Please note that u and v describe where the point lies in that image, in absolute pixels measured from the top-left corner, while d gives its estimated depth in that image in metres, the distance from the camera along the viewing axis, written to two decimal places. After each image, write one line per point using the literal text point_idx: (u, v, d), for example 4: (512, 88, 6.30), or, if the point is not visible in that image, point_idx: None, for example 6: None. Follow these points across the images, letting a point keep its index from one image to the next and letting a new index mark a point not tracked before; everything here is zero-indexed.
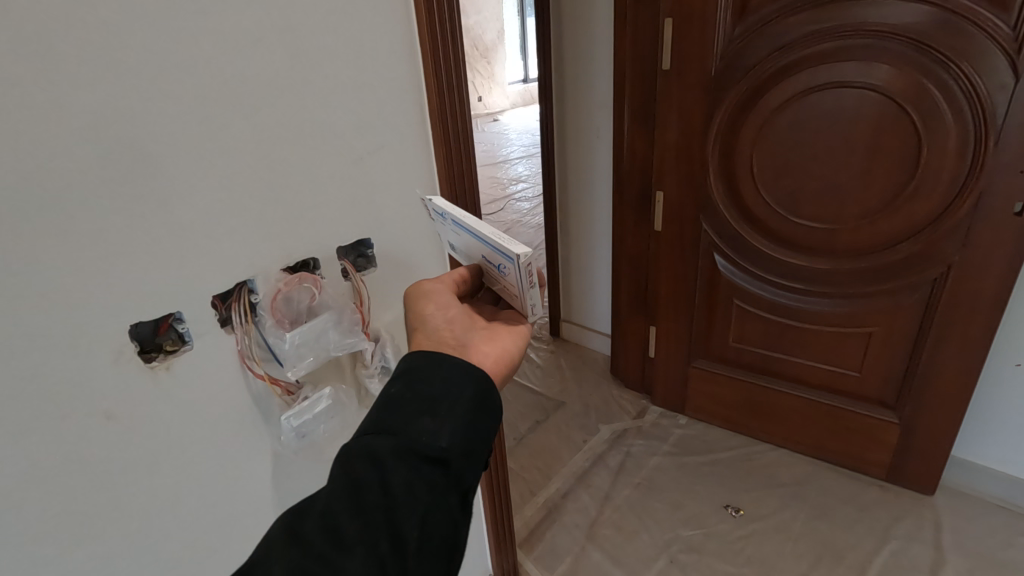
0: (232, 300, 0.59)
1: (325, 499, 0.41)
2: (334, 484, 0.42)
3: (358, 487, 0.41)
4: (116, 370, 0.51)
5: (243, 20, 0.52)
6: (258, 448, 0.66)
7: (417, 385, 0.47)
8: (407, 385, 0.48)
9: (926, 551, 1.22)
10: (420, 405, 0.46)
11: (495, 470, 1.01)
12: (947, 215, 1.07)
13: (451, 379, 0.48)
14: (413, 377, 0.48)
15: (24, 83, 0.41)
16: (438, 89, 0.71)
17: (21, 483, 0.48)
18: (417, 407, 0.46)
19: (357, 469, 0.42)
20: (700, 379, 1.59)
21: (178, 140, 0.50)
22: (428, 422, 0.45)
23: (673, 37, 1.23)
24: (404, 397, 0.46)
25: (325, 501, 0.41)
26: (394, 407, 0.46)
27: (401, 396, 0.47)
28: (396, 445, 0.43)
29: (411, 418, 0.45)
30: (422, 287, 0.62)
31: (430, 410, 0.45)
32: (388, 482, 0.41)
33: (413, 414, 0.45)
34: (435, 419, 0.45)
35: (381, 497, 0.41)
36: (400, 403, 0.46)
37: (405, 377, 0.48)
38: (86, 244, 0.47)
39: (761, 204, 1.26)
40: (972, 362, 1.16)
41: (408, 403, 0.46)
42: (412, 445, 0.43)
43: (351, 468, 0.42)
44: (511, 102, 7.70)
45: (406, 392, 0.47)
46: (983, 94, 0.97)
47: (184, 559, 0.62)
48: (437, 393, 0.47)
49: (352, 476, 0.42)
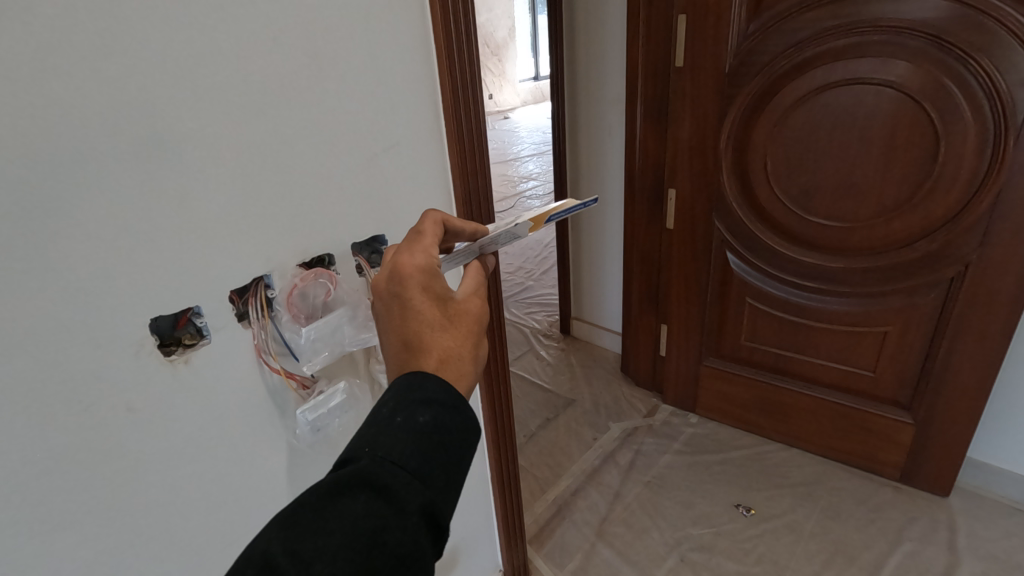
0: (249, 294, 0.60)
1: (341, 536, 0.38)
2: (352, 521, 0.38)
3: (375, 536, 0.38)
4: (138, 363, 0.52)
5: (263, 21, 0.53)
6: (273, 442, 0.67)
7: (445, 430, 0.44)
8: (434, 421, 0.44)
9: (940, 553, 1.20)
10: (443, 457, 0.44)
11: (507, 465, 1.03)
12: (967, 213, 1.05)
13: (469, 430, 0.47)
14: (441, 415, 0.45)
15: (49, 79, 0.42)
16: (452, 91, 0.72)
17: (47, 473, 0.49)
18: (440, 456, 0.43)
19: (377, 517, 0.39)
20: (711, 379, 1.58)
21: (197, 136, 0.51)
22: (447, 484, 0.44)
23: (687, 34, 1.23)
24: (430, 438, 0.43)
25: (340, 536, 0.38)
26: (420, 447, 0.43)
27: (428, 435, 0.43)
28: (422, 502, 0.41)
29: (433, 471, 0.43)
30: (478, 299, 0.54)
31: (449, 465, 0.44)
32: (404, 544, 0.39)
33: (436, 467, 0.43)
34: (450, 479, 0.44)
35: (394, 556, 0.39)
36: (426, 444, 0.43)
37: (434, 408, 0.45)
38: (109, 238, 0.48)
39: (777, 203, 1.25)
40: (989, 363, 1.14)
41: (436, 452, 0.43)
42: (430, 508, 0.42)
43: (372, 511, 0.39)
44: (522, 99, 7.72)
45: (433, 434, 0.44)
46: (1003, 91, 0.95)
47: (201, 549, 0.63)
48: (458, 447, 0.45)
49: (373, 520, 0.39)
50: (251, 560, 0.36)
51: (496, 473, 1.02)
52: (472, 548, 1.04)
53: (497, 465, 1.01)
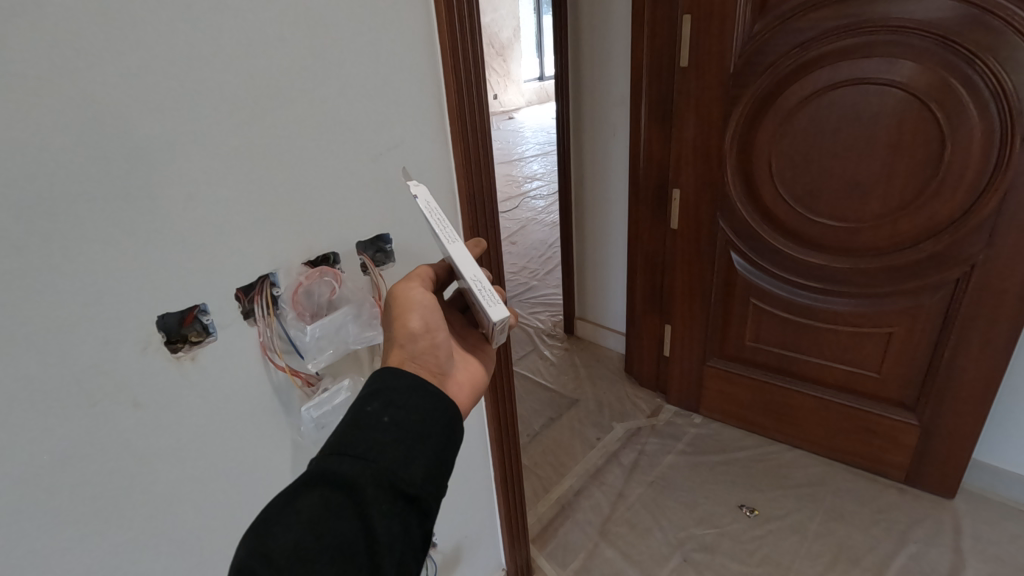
0: (254, 292, 0.60)
1: (303, 529, 0.42)
2: (312, 510, 0.43)
3: (339, 518, 0.43)
4: (144, 360, 0.53)
5: (269, 20, 0.54)
6: (278, 438, 0.68)
7: (395, 410, 0.49)
8: (383, 406, 0.50)
9: (945, 555, 1.20)
10: (396, 434, 0.48)
11: (510, 463, 1.03)
12: (973, 213, 1.05)
13: (427, 407, 0.51)
14: (391, 399, 0.50)
15: (58, 79, 0.43)
16: (457, 90, 0.72)
17: (54, 468, 0.49)
18: (394, 434, 0.48)
19: (338, 502, 0.44)
20: (716, 380, 1.58)
21: (204, 135, 0.52)
22: (407, 456, 0.48)
23: (691, 34, 1.23)
24: (380, 421, 0.48)
25: (304, 525, 0.42)
26: (371, 432, 0.48)
27: (378, 420, 0.48)
28: (376, 477, 0.45)
29: (387, 448, 0.47)
30: (419, 282, 0.58)
31: (405, 441, 0.48)
32: (369, 518, 0.44)
33: (392, 444, 0.47)
34: (410, 453, 0.48)
35: (359, 530, 0.44)
36: (377, 427, 0.48)
37: (382, 396, 0.50)
38: (119, 235, 0.49)
39: (781, 204, 1.25)
40: (994, 365, 1.14)
41: (386, 431, 0.48)
42: (391, 482, 0.46)
43: (329, 497, 0.44)
44: (527, 100, 7.72)
45: (382, 416, 0.49)
46: (1009, 91, 0.94)
47: (206, 544, 0.63)
48: (413, 424, 0.49)
49: (333, 505, 0.44)
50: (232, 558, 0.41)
51: (499, 472, 1.02)
52: (474, 546, 1.04)
53: (501, 464, 1.01)
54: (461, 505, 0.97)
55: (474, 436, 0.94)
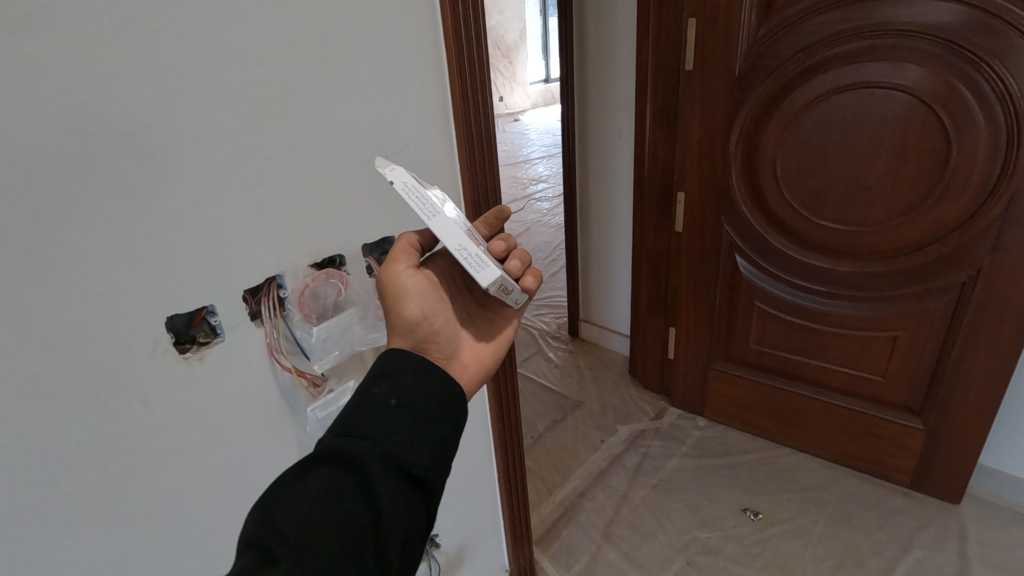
0: (262, 294, 0.61)
1: (312, 505, 0.42)
2: (319, 491, 0.43)
3: (346, 498, 0.44)
4: (154, 361, 0.54)
5: (276, 26, 0.55)
6: (284, 437, 0.68)
7: (401, 393, 0.50)
8: (390, 389, 0.51)
9: (950, 561, 1.19)
10: (401, 416, 0.49)
11: (514, 465, 1.03)
12: (979, 216, 1.04)
13: (433, 391, 0.52)
14: (397, 383, 0.51)
15: (72, 87, 0.44)
16: (462, 94, 0.73)
17: (64, 466, 0.50)
18: (400, 417, 0.49)
19: (345, 482, 0.44)
20: (719, 382, 1.58)
21: (211, 140, 0.53)
22: (413, 438, 0.48)
23: (696, 37, 1.23)
24: (387, 404, 0.49)
25: (311, 505, 0.42)
26: (377, 415, 0.48)
27: (385, 402, 0.49)
28: (382, 457, 0.46)
29: (393, 430, 0.48)
30: (406, 261, 0.57)
31: (412, 423, 0.49)
32: (375, 497, 0.45)
33: (398, 426, 0.48)
34: (417, 435, 0.49)
35: (364, 509, 0.44)
36: (384, 409, 0.49)
37: (389, 379, 0.51)
38: (129, 238, 0.50)
39: (785, 207, 1.25)
40: (1000, 368, 1.13)
41: (392, 414, 0.49)
42: (397, 463, 0.47)
43: (335, 479, 0.44)
44: (533, 102, 7.70)
45: (390, 399, 0.50)
46: (1016, 95, 0.94)
47: (212, 542, 0.64)
48: (419, 407, 0.50)
49: (338, 486, 0.44)
50: (241, 538, 0.41)
51: (502, 474, 1.02)
52: (477, 547, 1.04)
53: (504, 465, 1.01)
54: (465, 507, 0.98)
55: (477, 436, 0.95)
